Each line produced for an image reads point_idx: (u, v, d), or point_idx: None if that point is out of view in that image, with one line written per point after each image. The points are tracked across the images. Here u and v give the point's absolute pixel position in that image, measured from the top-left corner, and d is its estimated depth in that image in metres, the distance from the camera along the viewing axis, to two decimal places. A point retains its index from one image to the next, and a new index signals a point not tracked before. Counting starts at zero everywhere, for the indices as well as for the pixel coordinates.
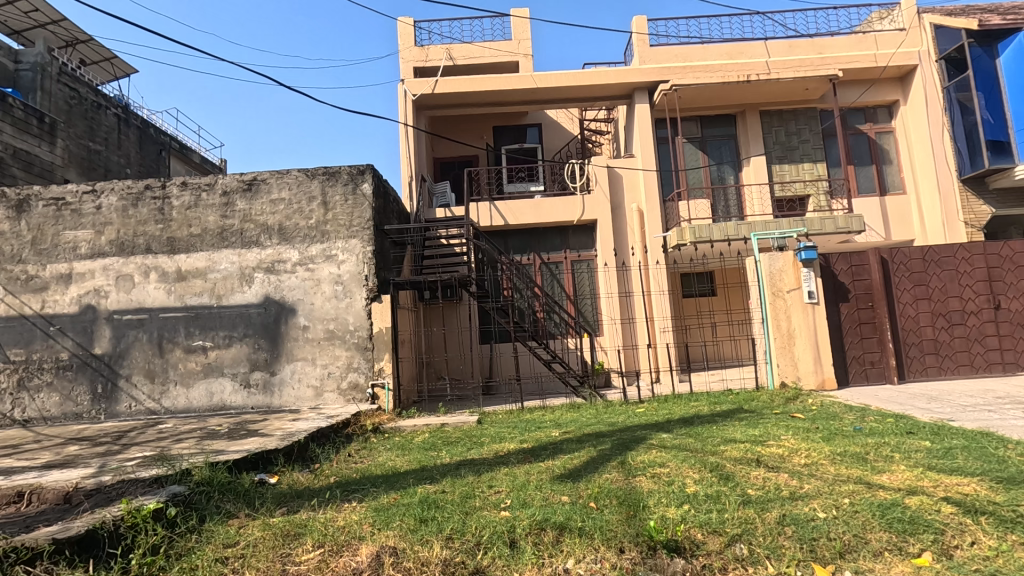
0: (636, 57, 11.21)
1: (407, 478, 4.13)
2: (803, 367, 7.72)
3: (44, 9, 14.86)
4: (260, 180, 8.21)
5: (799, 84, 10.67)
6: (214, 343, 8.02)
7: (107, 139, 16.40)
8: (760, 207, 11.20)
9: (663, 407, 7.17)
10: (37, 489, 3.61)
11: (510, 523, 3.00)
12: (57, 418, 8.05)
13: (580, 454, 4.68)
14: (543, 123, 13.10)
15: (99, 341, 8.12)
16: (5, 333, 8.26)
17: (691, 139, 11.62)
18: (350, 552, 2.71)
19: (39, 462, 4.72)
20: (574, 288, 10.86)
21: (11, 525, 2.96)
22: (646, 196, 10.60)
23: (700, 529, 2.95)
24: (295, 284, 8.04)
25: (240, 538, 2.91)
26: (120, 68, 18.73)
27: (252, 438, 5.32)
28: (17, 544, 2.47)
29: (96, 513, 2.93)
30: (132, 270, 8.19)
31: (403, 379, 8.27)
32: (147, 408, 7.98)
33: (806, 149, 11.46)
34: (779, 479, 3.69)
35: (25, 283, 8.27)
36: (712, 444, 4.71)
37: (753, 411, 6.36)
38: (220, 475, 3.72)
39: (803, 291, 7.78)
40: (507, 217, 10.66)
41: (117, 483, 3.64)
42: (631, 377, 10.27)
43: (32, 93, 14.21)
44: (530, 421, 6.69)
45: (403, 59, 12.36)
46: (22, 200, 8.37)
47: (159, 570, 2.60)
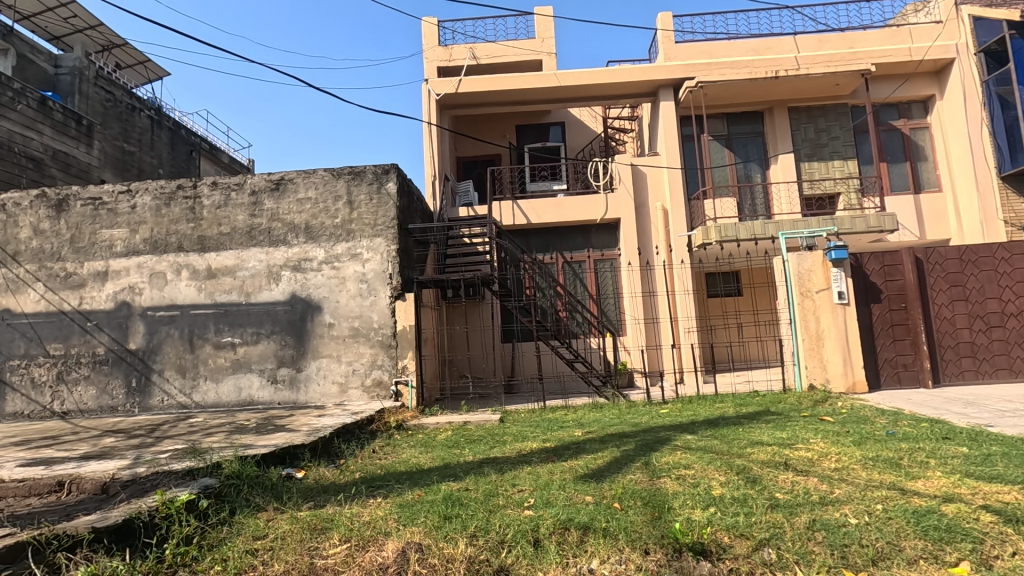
0: (661, 55, 11.08)
1: (431, 475, 4.16)
2: (832, 369, 7.54)
3: (82, 14, 15.37)
4: (287, 179, 8.35)
5: (829, 79, 10.42)
6: (242, 340, 8.19)
7: (140, 141, 16.87)
8: (787, 206, 10.95)
9: (687, 408, 7.08)
10: (76, 479, 3.75)
11: (534, 522, 3.00)
12: (93, 411, 8.32)
13: (603, 455, 4.65)
14: (566, 121, 13.05)
15: (134, 336, 8.36)
16: (46, 328, 8.56)
17: (716, 136, 11.44)
18: (376, 548, 2.74)
19: (78, 453, 4.89)
20: (597, 288, 10.81)
21: (52, 513, 3.07)
22: (671, 195, 10.49)
23: (727, 532, 2.91)
24: (320, 282, 8.16)
25: (269, 531, 2.96)
26: (153, 71, 19.23)
27: (280, 433, 5.42)
28: (58, 532, 2.54)
29: (132, 504, 3.02)
30: (164, 268, 8.42)
31: (426, 377, 8.33)
32: (179, 403, 8.19)
33: (837, 146, 11.18)
34: (808, 483, 3.61)
35: (64, 279, 8.56)
36: (738, 446, 4.63)
37: (780, 413, 6.23)
38: (249, 469, 3.80)
39: (833, 292, 7.63)
40: (529, 216, 10.64)
41: (151, 475, 3.74)
42: (654, 378, 10.18)
43: (71, 96, 14.74)
44: (552, 421, 6.65)
45: (427, 59, 12.45)
46: (62, 200, 8.66)
47: (192, 560, 2.67)
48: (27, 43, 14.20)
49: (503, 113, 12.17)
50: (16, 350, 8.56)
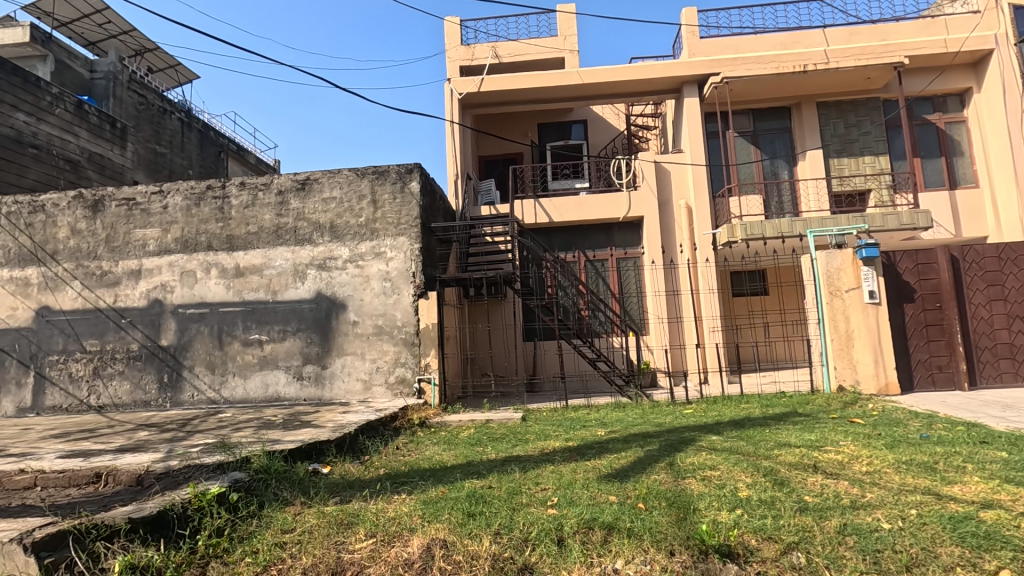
0: (685, 50, 10.94)
1: (454, 473, 4.18)
2: (863, 371, 7.37)
3: (116, 20, 15.83)
4: (313, 179, 8.48)
5: (860, 72, 10.15)
6: (269, 337, 8.35)
7: (172, 143, 17.30)
8: (816, 203, 10.71)
9: (712, 409, 6.97)
10: (113, 470, 3.88)
11: (558, 521, 2.99)
12: (127, 405, 8.58)
13: (626, 454, 4.62)
14: (588, 119, 12.98)
15: (166, 333, 8.59)
16: (82, 324, 8.84)
17: (742, 133, 11.24)
18: (402, 543, 2.77)
19: (114, 445, 5.05)
20: (620, 287, 10.73)
21: (91, 503, 3.18)
22: (695, 192, 10.35)
23: (754, 535, 2.87)
24: (345, 280, 8.27)
25: (297, 525, 3.02)
26: (184, 74, 19.71)
27: (306, 429, 5.52)
28: (98, 521, 2.62)
29: (166, 496, 3.10)
30: (195, 267, 8.63)
31: (449, 374, 8.38)
32: (208, 398, 8.38)
33: (867, 142, 10.91)
34: (839, 486, 3.53)
35: (100, 278, 8.83)
36: (766, 448, 4.55)
37: (808, 415, 6.11)
38: (277, 464, 3.87)
39: (863, 291, 7.43)
40: (552, 214, 10.61)
41: (184, 468, 3.85)
42: (678, 378, 10.06)
43: (106, 100, 15.23)
44: (575, 420, 6.64)
45: (450, 59, 12.51)
46: (98, 201, 8.94)
47: (224, 551, 2.74)
48: (65, 49, 14.71)
49: (525, 111, 12.16)
50: (54, 346, 8.85)
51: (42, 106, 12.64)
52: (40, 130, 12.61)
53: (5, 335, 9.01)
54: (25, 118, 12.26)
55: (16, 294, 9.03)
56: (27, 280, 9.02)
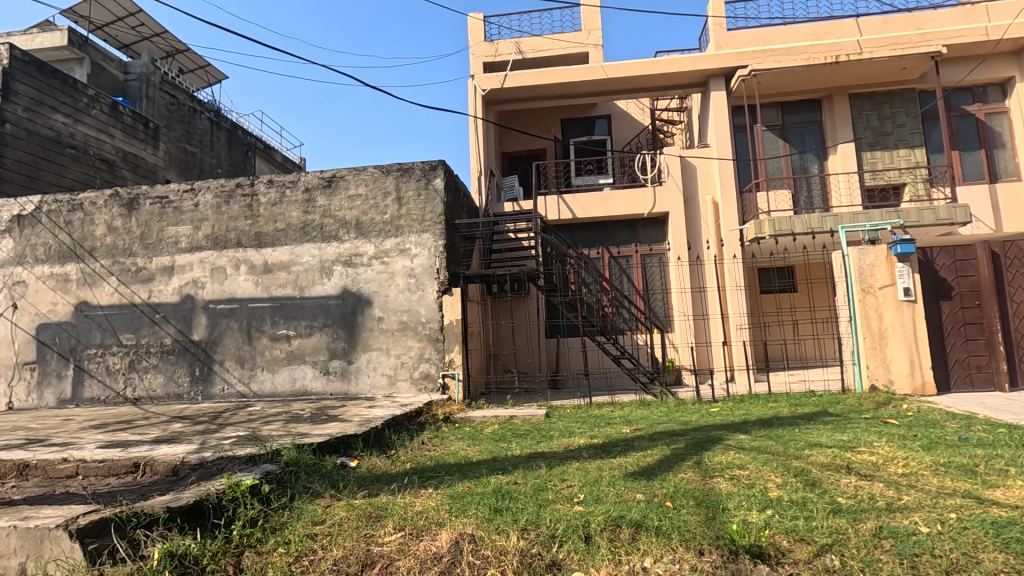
0: (711, 43, 10.77)
1: (480, 468, 4.20)
2: (897, 370, 7.16)
3: (148, 23, 16.26)
4: (339, 176, 8.58)
5: (895, 63, 9.85)
6: (297, 332, 8.49)
7: (201, 142, 17.69)
8: (847, 198, 10.42)
9: (739, 408, 6.85)
10: (150, 461, 4.00)
11: (585, 518, 2.98)
12: (161, 398, 8.82)
13: (653, 452, 4.59)
14: (612, 114, 12.89)
15: (197, 328, 8.81)
16: (119, 319, 9.12)
17: (771, 127, 11.01)
18: (430, 537, 2.80)
19: (150, 436, 5.21)
20: (645, 283, 10.65)
21: (130, 492, 3.29)
22: (722, 187, 10.18)
23: (786, 536, 2.82)
24: (371, 277, 8.37)
25: (327, 517, 3.07)
26: (213, 75, 20.13)
27: (334, 423, 5.61)
28: (137, 510, 2.69)
29: (201, 486, 3.18)
30: (225, 263, 8.82)
31: (473, 371, 8.42)
32: (238, 391, 8.57)
33: (902, 134, 10.58)
34: (874, 488, 3.45)
35: (135, 274, 9.09)
36: (796, 448, 4.46)
37: (839, 415, 5.96)
38: (307, 457, 3.94)
39: (898, 288, 7.23)
40: (575, 211, 10.55)
41: (217, 459, 3.94)
42: (703, 376, 9.92)
43: (139, 101, 15.67)
44: (599, 417, 6.60)
45: (473, 55, 12.52)
46: (132, 199, 9.20)
47: (257, 541, 2.80)
48: (101, 52, 15.16)
49: (549, 107, 12.12)
50: (92, 340, 9.14)
51: (79, 108, 13.09)
52: (78, 131, 13.06)
53: (46, 329, 9.32)
54: (64, 119, 12.72)
55: (56, 289, 9.33)
56: (66, 276, 9.32)
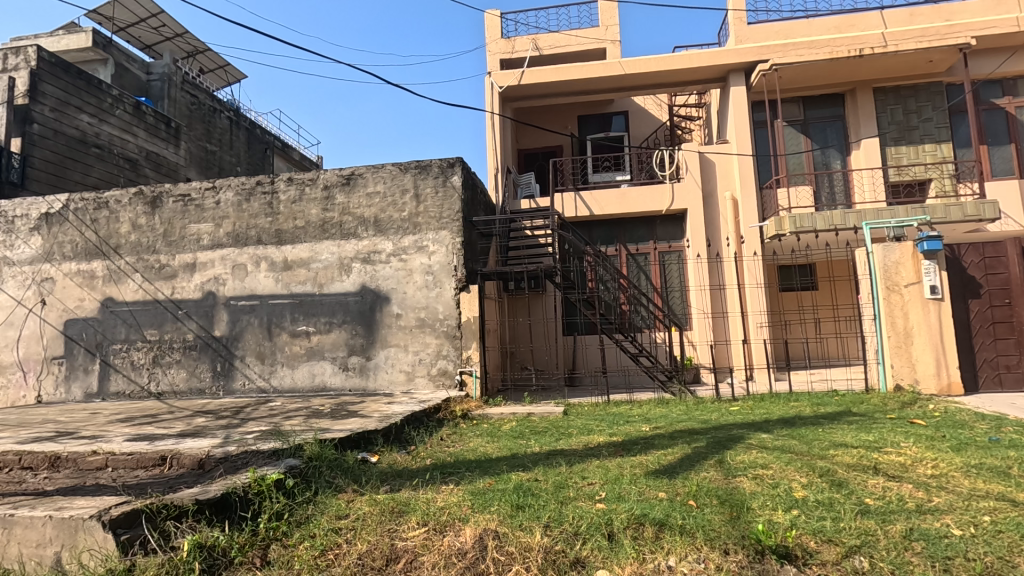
0: (732, 37, 10.63)
1: (500, 465, 4.20)
2: (923, 370, 7.01)
3: (170, 24, 16.50)
4: (358, 174, 8.64)
5: (922, 56, 9.62)
6: (316, 328, 8.57)
7: (221, 141, 17.93)
8: (871, 194, 10.24)
9: (759, 407, 6.76)
10: (176, 454, 4.07)
11: (608, 515, 2.97)
12: (184, 392, 8.97)
13: (674, 451, 4.55)
14: (630, 110, 12.78)
15: (219, 324, 8.94)
16: (143, 315, 9.29)
17: (792, 122, 10.83)
18: (454, 533, 2.80)
19: (175, 430, 5.30)
20: (663, 281, 10.56)
21: (159, 484, 3.36)
22: (742, 184, 10.07)
23: (813, 537, 2.78)
24: (389, 274, 8.42)
25: (350, 511, 3.09)
26: (232, 75, 20.38)
27: (354, 419, 5.65)
28: (167, 502, 2.74)
29: (228, 479, 3.23)
30: (245, 260, 8.93)
31: (490, 368, 8.44)
32: (258, 386, 8.69)
33: (928, 128, 10.36)
34: (903, 489, 3.39)
35: (159, 271, 9.25)
36: (820, 448, 4.40)
37: (863, 414, 5.86)
38: (329, 452, 3.97)
39: (924, 285, 7.10)
40: (592, 207, 10.49)
41: (241, 453, 3.99)
42: (723, 374, 9.81)
43: (161, 101, 15.93)
44: (617, 415, 6.58)
45: (489, 52, 12.50)
46: (156, 197, 9.37)
47: (283, 535, 2.84)
48: (124, 53, 15.44)
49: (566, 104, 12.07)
50: (117, 335, 9.33)
51: (104, 108, 13.36)
52: (102, 131, 13.33)
53: (73, 324, 9.52)
54: (89, 119, 12.99)
55: (83, 285, 9.53)
56: (93, 273, 9.51)
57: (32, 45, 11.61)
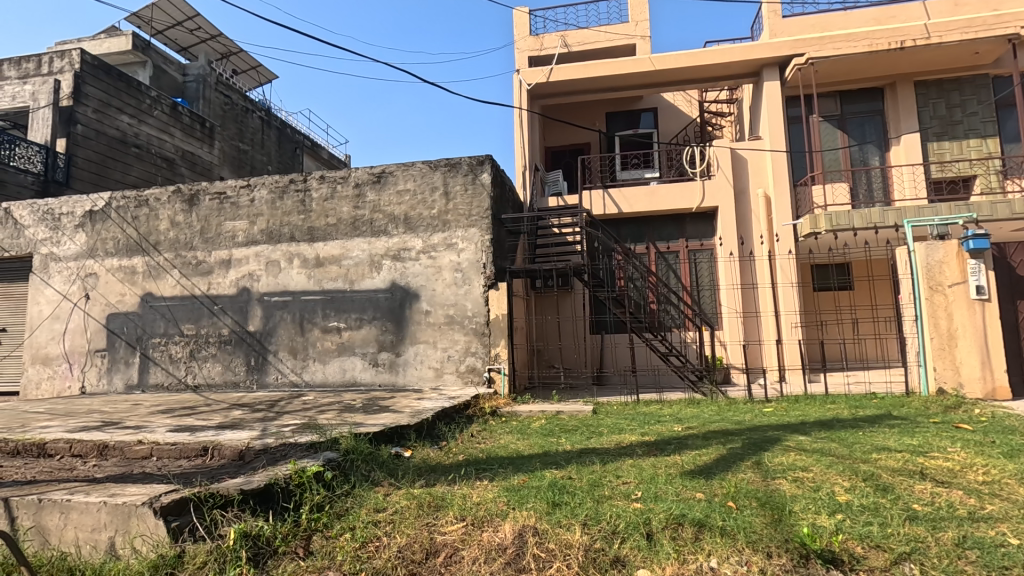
0: (766, 31, 10.41)
1: (533, 462, 4.20)
2: (967, 373, 6.76)
3: (205, 26, 16.90)
4: (388, 172, 8.73)
5: (967, 47, 9.28)
6: (347, 324, 8.69)
7: (253, 140, 18.29)
8: (912, 190, 9.90)
9: (794, 409, 6.61)
10: (217, 445, 4.16)
11: (645, 515, 2.94)
12: (219, 385, 9.19)
13: (708, 451, 4.49)
14: (659, 107, 12.62)
15: (253, 319, 9.13)
16: (180, 310, 9.54)
17: (828, 117, 10.55)
18: (493, 528, 2.82)
19: (214, 422, 5.43)
20: (693, 280, 10.42)
21: (204, 474, 3.45)
22: (775, 180, 9.84)
23: (860, 542, 2.71)
24: (418, 271, 8.49)
25: (388, 504, 3.13)
26: (264, 76, 20.77)
27: (386, 414, 5.73)
28: (213, 491, 2.80)
29: (269, 471, 3.30)
30: (279, 257, 9.10)
31: (517, 365, 8.45)
32: (291, 381, 8.85)
33: (973, 123, 10.03)
34: (953, 496, 3.27)
35: (196, 267, 9.50)
36: (861, 451, 4.29)
37: (905, 418, 5.68)
38: (364, 446, 4.01)
39: (970, 285, 6.84)
40: (621, 205, 10.38)
41: (280, 445, 4.07)
42: (755, 375, 9.62)
43: (196, 102, 16.35)
44: (648, 415, 6.52)
45: (518, 50, 12.50)
46: (193, 195, 9.63)
47: (324, 526, 2.89)
48: (161, 55, 15.90)
49: (595, 100, 11.98)
50: (157, 329, 9.60)
51: (143, 109, 13.80)
52: (141, 131, 13.79)
53: (115, 319, 9.83)
54: (129, 120, 13.44)
55: (124, 281, 9.84)
56: (133, 269, 9.81)
57: (76, 49, 12.06)
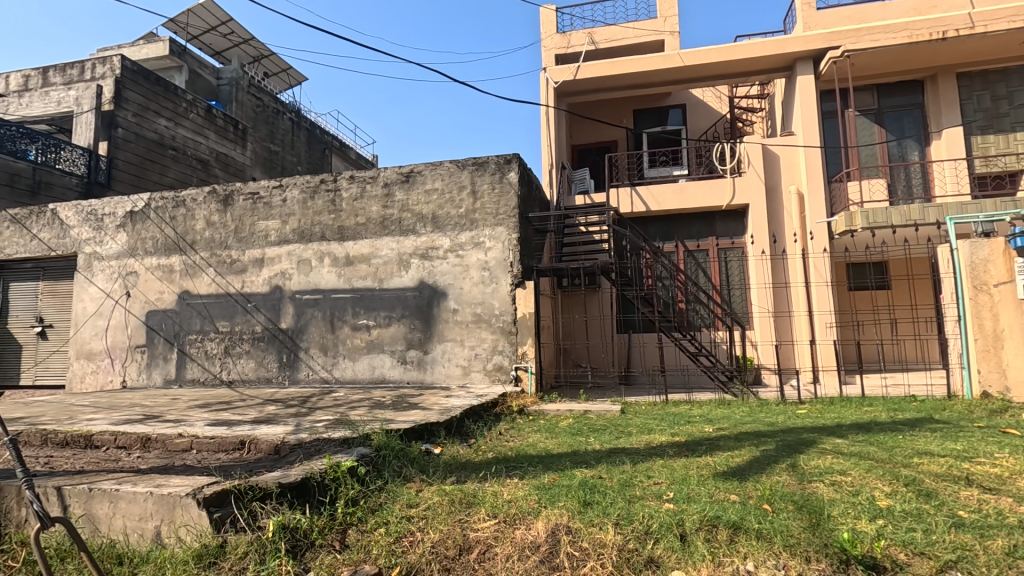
0: (799, 24, 10.17)
1: (563, 461, 4.19)
2: (1015, 376, 6.47)
3: (238, 30, 17.30)
4: (416, 171, 8.81)
5: (1014, 36, 8.90)
6: (376, 322, 8.81)
7: (284, 141, 18.68)
8: (954, 186, 9.52)
9: (829, 410, 6.44)
10: (254, 439, 4.28)
11: (678, 516, 2.90)
12: (253, 381, 9.41)
13: (740, 452, 4.42)
14: (688, 103, 12.45)
15: (285, 317, 9.32)
16: (216, 307, 9.80)
17: (865, 111, 10.25)
18: (526, 526, 2.83)
19: (250, 417, 5.57)
20: (723, 278, 10.25)
21: (242, 467, 3.55)
22: (808, 177, 9.60)
23: (902, 548, 2.63)
24: (446, 269, 8.55)
25: (420, 500, 3.17)
26: (294, 78, 21.18)
27: (415, 411, 5.79)
28: (252, 484, 2.88)
29: (305, 465, 3.38)
30: (310, 255, 9.28)
31: (544, 364, 8.44)
32: (321, 377, 9.01)
33: (1020, 115, 9.62)
34: (1001, 503, 3.15)
35: (230, 266, 9.75)
36: (902, 455, 4.16)
37: (947, 422, 5.48)
38: (395, 442, 4.06)
39: (1017, 285, 6.49)
40: (649, 203, 10.25)
41: (314, 441, 4.15)
42: (787, 376, 9.41)
43: (229, 104, 16.75)
44: (678, 415, 6.43)
45: (544, 48, 12.47)
46: (228, 195, 9.88)
47: (359, 520, 2.95)
48: (197, 59, 16.32)
49: (622, 97, 11.87)
50: (193, 326, 9.89)
51: (180, 112, 14.22)
52: (178, 134, 14.21)
53: (154, 315, 10.15)
54: (166, 123, 13.86)
55: (162, 279, 10.15)
56: (171, 267, 10.11)
57: (117, 55, 12.48)
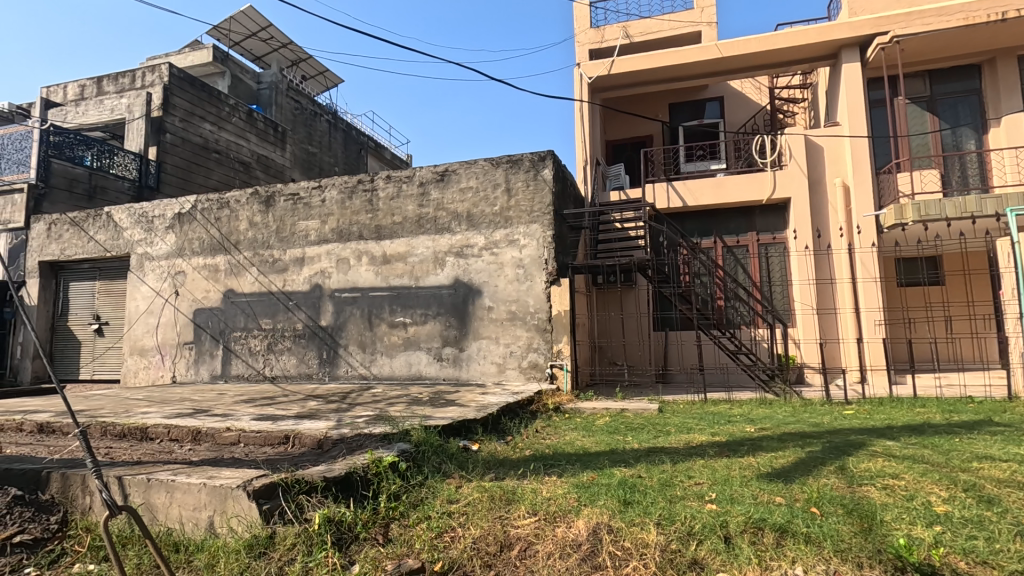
0: (844, 10, 9.79)
1: (601, 460, 4.15)
2: None
3: (277, 35, 17.77)
4: (451, 170, 8.88)
5: None
6: (413, 320, 8.93)
7: (321, 143, 19.11)
8: (1014, 176, 9.05)
9: (879, 411, 6.20)
10: (298, 434, 4.39)
11: (721, 518, 2.84)
12: (294, 377, 9.68)
13: (785, 454, 4.28)
14: (726, 95, 12.15)
15: (325, 314, 9.54)
16: (259, 305, 10.11)
17: (915, 100, 9.81)
18: (566, 524, 2.82)
19: (293, 412, 5.74)
20: (763, 275, 9.97)
21: (287, 461, 3.65)
22: (854, 169, 9.25)
23: (963, 557, 2.51)
24: (481, 267, 8.59)
25: (460, 496, 3.19)
26: (331, 80, 21.60)
27: (453, 407, 5.84)
28: (298, 477, 2.96)
29: (349, 460, 3.45)
30: (348, 254, 9.46)
31: (579, 362, 8.39)
32: (360, 373, 9.19)
33: None
34: None
35: (272, 264, 10.03)
36: (959, 459, 3.97)
37: (1008, 424, 5.19)
38: (434, 438, 4.11)
39: None
40: (686, 198, 10.06)
41: (355, 436, 4.23)
42: (832, 374, 9.09)
43: (270, 108, 17.25)
44: (717, 414, 6.31)
45: (578, 43, 12.38)
46: (270, 196, 10.17)
47: (401, 515, 3.00)
48: (238, 65, 16.82)
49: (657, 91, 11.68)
50: (237, 323, 10.22)
51: (223, 116, 14.73)
52: (222, 138, 14.73)
53: (201, 313, 10.54)
54: (211, 127, 14.38)
55: (208, 278, 10.53)
56: (216, 266, 10.48)
57: (165, 63, 13.02)
